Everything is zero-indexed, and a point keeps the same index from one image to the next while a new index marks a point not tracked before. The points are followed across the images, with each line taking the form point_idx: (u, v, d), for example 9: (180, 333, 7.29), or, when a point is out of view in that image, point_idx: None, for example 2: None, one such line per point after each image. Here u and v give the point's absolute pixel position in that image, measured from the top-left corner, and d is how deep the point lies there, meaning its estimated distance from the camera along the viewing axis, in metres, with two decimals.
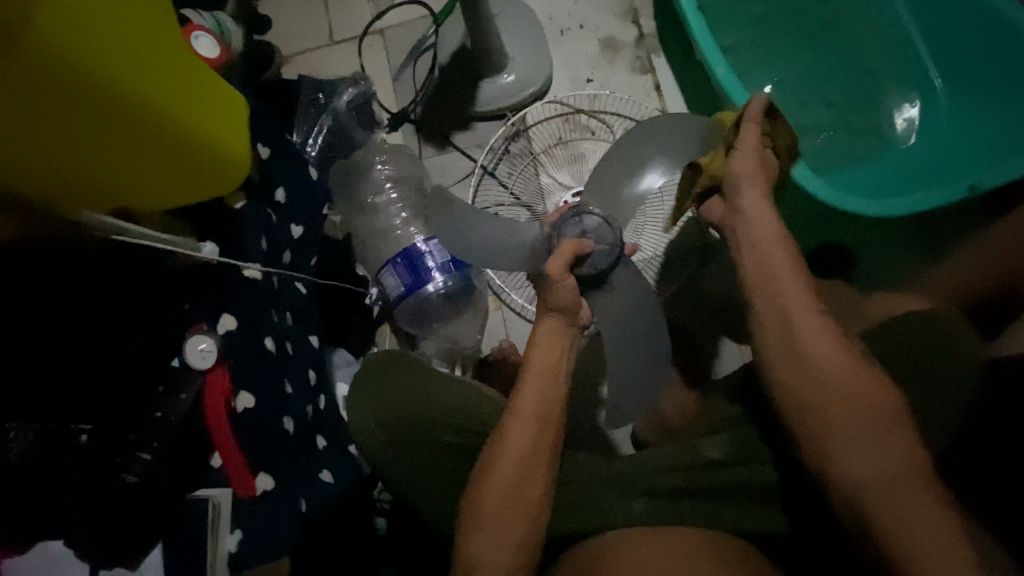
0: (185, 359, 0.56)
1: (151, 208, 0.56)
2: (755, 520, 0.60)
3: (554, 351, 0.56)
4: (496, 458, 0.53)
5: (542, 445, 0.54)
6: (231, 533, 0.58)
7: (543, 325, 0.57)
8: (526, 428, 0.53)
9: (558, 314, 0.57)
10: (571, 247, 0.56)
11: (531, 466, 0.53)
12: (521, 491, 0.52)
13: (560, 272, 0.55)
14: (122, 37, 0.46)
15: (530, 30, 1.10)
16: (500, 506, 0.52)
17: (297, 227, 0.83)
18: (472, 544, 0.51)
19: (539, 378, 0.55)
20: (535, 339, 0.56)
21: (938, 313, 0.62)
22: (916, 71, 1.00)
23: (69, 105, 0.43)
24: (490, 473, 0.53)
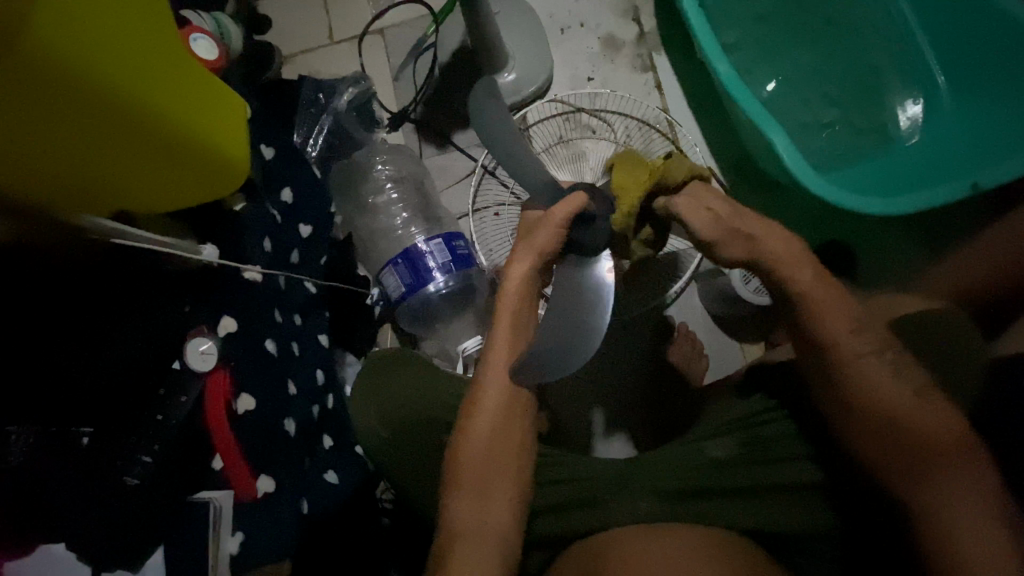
0: (186, 363, 0.56)
1: (150, 211, 0.56)
2: (760, 520, 0.59)
3: (521, 301, 0.58)
4: (474, 412, 0.56)
5: (515, 395, 0.56)
6: (232, 534, 0.57)
7: (517, 267, 0.58)
8: (499, 378, 0.57)
9: (537, 260, 0.58)
10: (580, 200, 0.58)
11: (509, 421, 0.56)
12: (499, 444, 0.55)
13: (559, 220, 0.57)
14: (120, 41, 0.46)
15: (531, 29, 1.10)
16: (480, 464, 0.54)
17: (304, 227, 0.83)
18: (456, 510, 0.53)
19: (508, 329, 0.57)
20: (507, 287, 0.58)
21: (939, 313, 0.62)
22: (919, 68, 0.99)
23: (68, 111, 0.43)
24: (468, 426, 0.55)
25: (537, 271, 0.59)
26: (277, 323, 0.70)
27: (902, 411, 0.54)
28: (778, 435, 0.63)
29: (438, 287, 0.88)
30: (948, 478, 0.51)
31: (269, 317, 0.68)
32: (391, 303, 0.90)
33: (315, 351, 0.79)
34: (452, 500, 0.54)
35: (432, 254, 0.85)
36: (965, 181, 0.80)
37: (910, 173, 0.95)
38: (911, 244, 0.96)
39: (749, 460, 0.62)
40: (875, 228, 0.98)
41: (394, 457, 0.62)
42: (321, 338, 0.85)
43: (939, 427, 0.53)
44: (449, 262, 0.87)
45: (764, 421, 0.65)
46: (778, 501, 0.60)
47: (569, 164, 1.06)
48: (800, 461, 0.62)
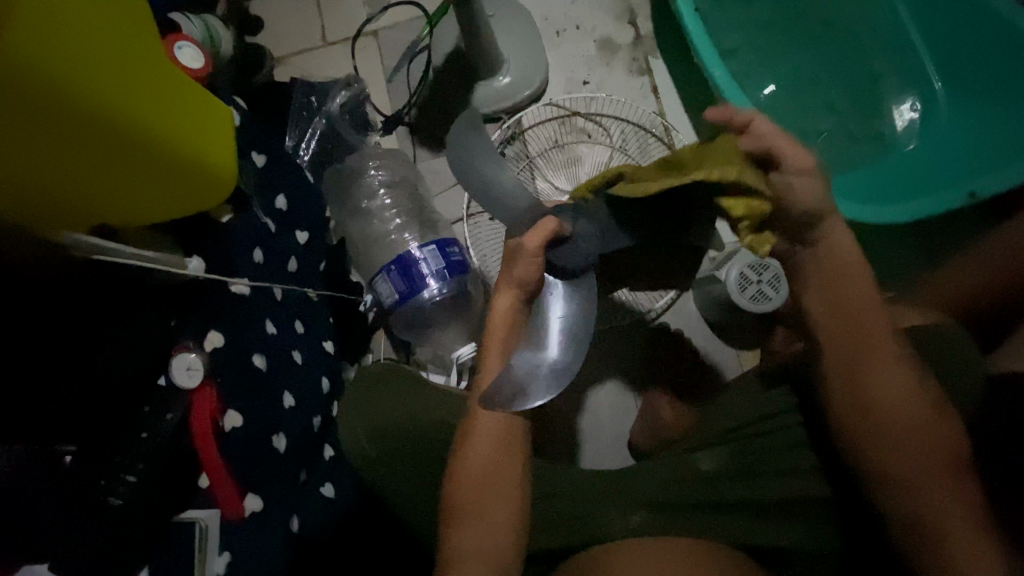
0: (172, 378, 0.54)
1: (134, 225, 0.55)
2: (756, 533, 0.58)
3: (507, 328, 0.57)
4: (467, 446, 0.55)
5: (506, 427, 0.55)
6: (220, 554, 0.56)
7: (500, 299, 0.58)
8: (488, 413, 0.55)
9: (519, 292, 0.58)
10: (552, 227, 0.57)
11: (501, 455, 0.55)
12: (495, 475, 0.54)
13: (534, 250, 0.57)
14: (99, 53, 0.45)
15: (526, 31, 1.09)
16: (478, 496, 0.53)
17: (300, 233, 0.82)
18: (459, 538, 0.52)
19: (497, 358, 0.57)
20: (492, 317, 0.58)
21: (938, 328, 0.61)
22: (915, 74, 1.00)
23: (43, 126, 0.42)
24: (463, 458, 0.55)
25: (523, 302, 0.58)
26: (269, 334, 0.69)
27: (896, 427, 0.53)
28: (780, 444, 0.62)
29: (433, 294, 0.86)
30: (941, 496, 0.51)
31: (258, 328, 0.66)
32: (385, 310, 0.89)
33: (315, 359, 0.79)
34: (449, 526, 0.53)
35: (427, 261, 0.84)
36: (962, 190, 0.80)
37: (905, 180, 0.95)
38: (908, 251, 0.96)
39: (746, 474, 0.61)
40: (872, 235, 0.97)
41: (385, 474, 0.61)
42: (326, 344, 0.84)
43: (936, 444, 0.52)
44: (444, 269, 0.86)
45: (770, 426, 0.63)
46: (778, 515, 0.59)
47: (565, 168, 1.05)
48: (808, 472, 0.61)
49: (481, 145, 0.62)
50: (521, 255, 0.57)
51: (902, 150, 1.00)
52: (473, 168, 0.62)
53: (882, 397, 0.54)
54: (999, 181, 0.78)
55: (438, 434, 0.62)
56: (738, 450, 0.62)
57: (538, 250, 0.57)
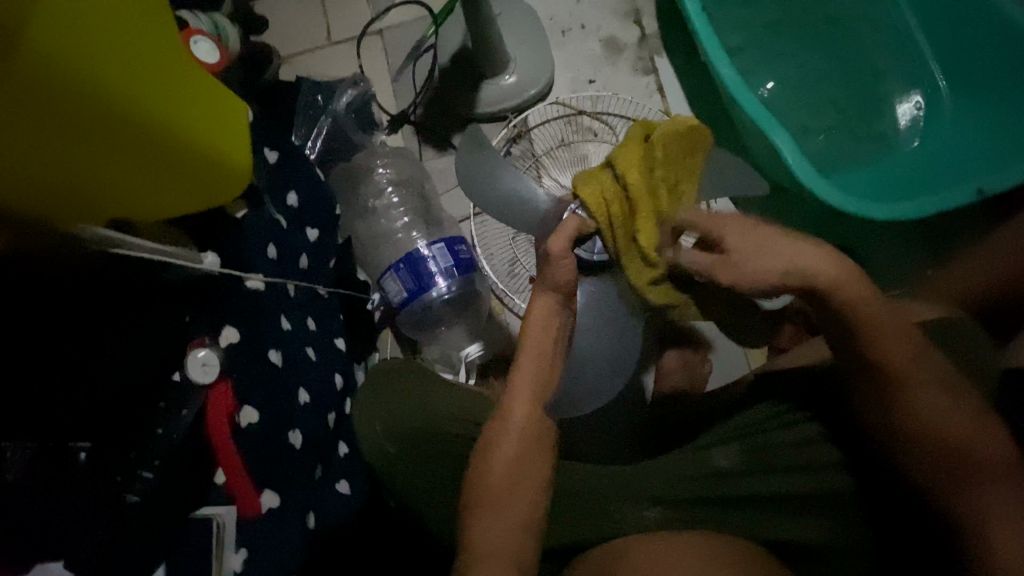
0: (186, 374, 0.54)
1: (146, 218, 0.54)
2: (782, 530, 0.57)
3: (544, 330, 0.58)
4: (495, 442, 0.54)
5: (541, 431, 0.56)
6: (236, 552, 0.56)
7: (537, 302, 0.59)
8: (524, 408, 0.56)
9: (555, 295, 0.59)
10: (574, 224, 0.59)
11: (530, 454, 0.54)
12: (521, 472, 0.53)
13: (560, 253, 0.57)
14: (115, 43, 0.44)
15: (532, 31, 1.09)
16: (502, 491, 0.52)
17: (313, 230, 0.81)
18: (477, 531, 0.51)
19: (532, 359, 0.57)
20: (529, 317, 0.59)
21: (955, 322, 0.61)
22: (919, 73, 1.00)
23: (58, 114, 0.41)
24: (489, 453, 0.54)
25: (559, 307, 0.60)
26: (284, 331, 0.68)
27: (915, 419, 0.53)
28: (797, 441, 0.62)
29: (440, 293, 0.86)
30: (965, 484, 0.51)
31: (272, 325, 0.66)
32: (393, 308, 0.89)
33: (332, 359, 0.79)
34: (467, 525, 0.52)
35: (435, 258, 0.84)
36: (971, 186, 0.80)
37: (912, 177, 0.95)
38: (915, 247, 0.97)
39: (765, 469, 0.60)
40: (880, 232, 0.98)
41: (399, 470, 0.61)
42: (337, 343, 0.82)
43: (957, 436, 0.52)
44: (452, 267, 0.86)
45: (784, 423, 0.64)
46: (800, 509, 0.58)
47: (572, 167, 1.06)
48: (829, 466, 0.60)
49: (480, 161, 0.69)
50: (549, 259, 0.58)
51: (906, 149, 1.00)
52: (474, 184, 0.70)
53: (901, 390, 0.54)
54: (1006, 177, 0.79)
55: (458, 430, 0.61)
56: (753, 446, 0.62)
57: (563, 250, 0.58)
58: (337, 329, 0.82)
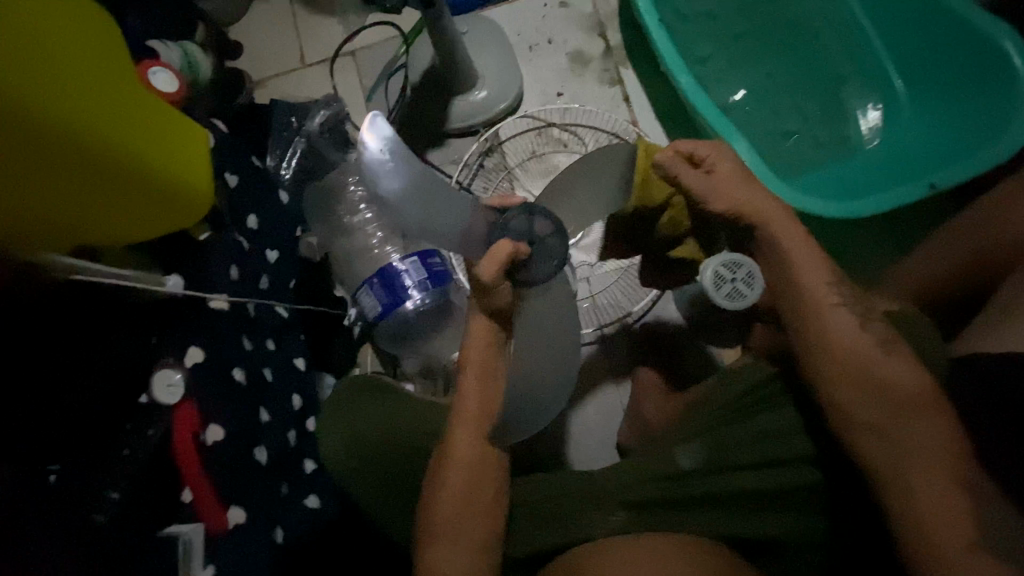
0: (152, 396, 0.55)
1: (114, 244, 0.56)
2: (732, 526, 0.59)
3: (485, 348, 0.56)
4: (445, 472, 0.54)
5: (486, 453, 0.55)
6: (204, 568, 0.56)
7: (474, 324, 0.56)
8: (471, 435, 0.55)
9: (495, 314, 0.56)
10: (508, 249, 0.53)
11: (482, 474, 0.55)
12: (472, 489, 0.54)
13: (487, 281, 0.53)
14: (69, 76, 0.46)
15: (500, 47, 1.12)
16: (453, 514, 0.53)
17: (272, 252, 0.82)
18: (432, 554, 0.52)
19: (478, 378, 0.55)
20: (469, 337, 0.56)
21: (904, 313, 0.62)
22: (876, 75, 1.03)
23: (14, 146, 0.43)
24: (443, 472, 0.54)
25: (499, 332, 0.56)
26: (247, 349, 0.69)
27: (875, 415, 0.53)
28: (749, 438, 0.62)
29: (416, 305, 0.87)
30: (896, 473, 0.51)
31: (236, 343, 0.67)
32: (370, 323, 0.90)
33: (296, 375, 0.81)
34: (428, 537, 0.53)
35: (409, 272, 0.86)
36: (923, 181, 0.82)
37: (871, 177, 0.97)
38: (880, 242, 0.99)
39: (724, 468, 0.61)
40: (842, 229, 1.00)
41: (366, 485, 0.62)
42: (298, 362, 0.83)
43: (930, 423, 0.51)
44: (426, 279, 0.87)
45: (750, 414, 0.64)
46: (757, 506, 0.60)
47: (543, 178, 1.08)
48: (792, 463, 0.61)
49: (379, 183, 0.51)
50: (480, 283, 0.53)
51: (866, 148, 1.03)
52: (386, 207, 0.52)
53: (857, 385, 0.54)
54: (956, 172, 0.81)
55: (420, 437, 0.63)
56: (715, 444, 0.62)
57: (494, 278, 0.53)
58: (297, 348, 0.84)
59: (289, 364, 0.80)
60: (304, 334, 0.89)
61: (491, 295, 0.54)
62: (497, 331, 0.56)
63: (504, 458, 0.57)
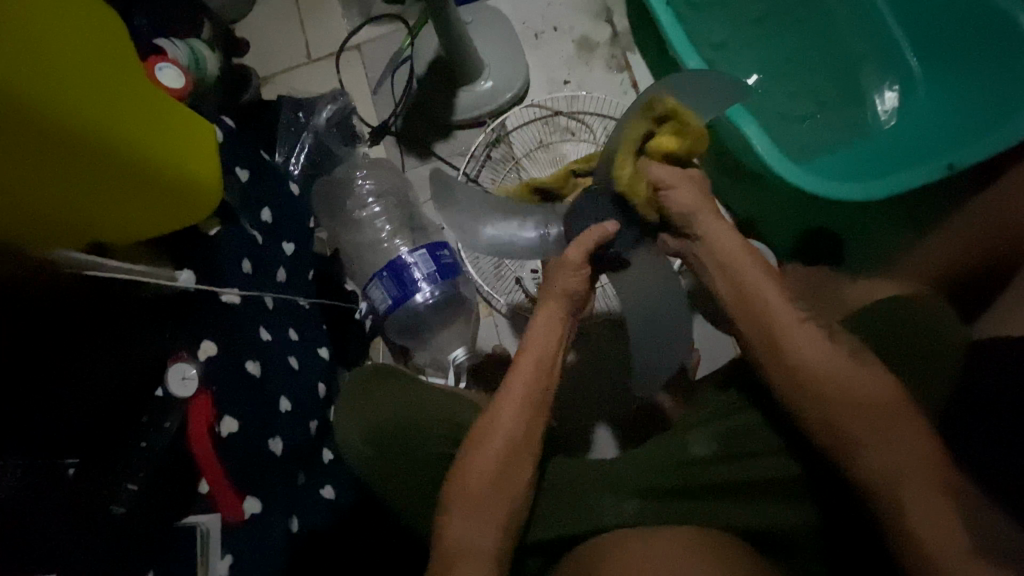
0: (168, 389, 0.56)
1: (123, 239, 0.56)
2: (743, 516, 0.58)
3: (550, 339, 0.59)
4: (483, 447, 0.54)
5: (528, 434, 0.56)
6: (221, 558, 0.57)
7: (541, 311, 0.60)
8: (512, 414, 0.56)
9: (562, 302, 0.60)
10: (603, 231, 0.61)
11: (517, 454, 0.55)
12: (503, 473, 0.54)
13: (577, 262, 0.60)
14: (60, 70, 0.46)
15: (504, 35, 1.11)
16: (482, 490, 0.53)
17: (287, 244, 0.83)
18: (450, 531, 0.52)
19: (534, 366, 0.57)
20: (533, 326, 0.59)
21: (923, 297, 0.60)
22: (893, 53, 1.00)
23: (11, 142, 0.42)
24: (476, 451, 0.55)
25: (564, 315, 0.61)
26: (263, 342, 0.70)
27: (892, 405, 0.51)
28: (760, 424, 0.61)
29: (425, 297, 0.87)
30: (905, 471, 0.49)
31: (251, 335, 0.67)
32: (381, 317, 0.89)
33: (318, 362, 0.83)
34: (448, 513, 0.53)
35: (418, 265, 0.85)
36: (940, 161, 0.80)
37: (884, 158, 0.95)
38: (894, 224, 0.97)
39: (739, 454, 0.60)
40: (860, 214, 0.98)
41: (381, 473, 0.63)
42: (321, 351, 0.85)
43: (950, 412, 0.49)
44: (435, 272, 0.86)
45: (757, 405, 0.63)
46: (768, 498, 0.59)
47: (551, 167, 1.07)
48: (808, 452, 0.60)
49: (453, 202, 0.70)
50: (565, 263, 0.60)
51: (879, 129, 1.00)
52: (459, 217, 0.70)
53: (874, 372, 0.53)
54: (975, 151, 0.79)
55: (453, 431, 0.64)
56: (731, 430, 0.61)
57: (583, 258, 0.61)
58: (317, 338, 0.85)
59: (309, 354, 0.81)
60: (323, 325, 0.91)
61: (583, 276, 0.60)
62: (563, 311, 0.61)
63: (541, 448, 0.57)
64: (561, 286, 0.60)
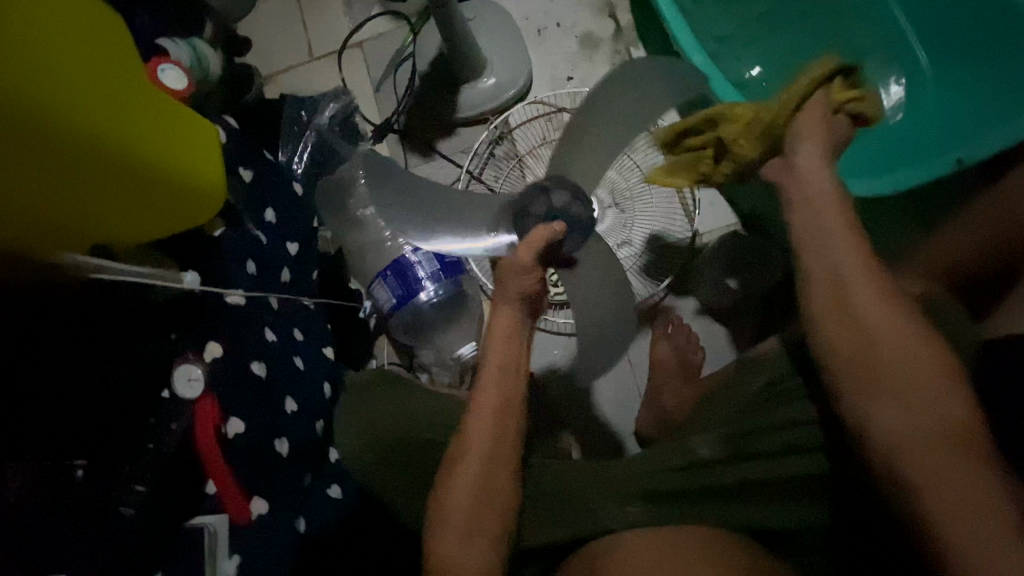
0: (174, 390, 0.56)
1: (126, 242, 0.56)
2: (750, 517, 0.58)
3: (511, 341, 0.58)
4: (462, 456, 0.54)
5: (502, 440, 0.55)
6: (230, 558, 0.57)
7: (499, 315, 0.59)
8: (487, 422, 0.55)
9: (518, 304, 0.59)
10: (554, 229, 0.62)
11: (495, 462, 0.54)
12: (485, 481, 0.53)
13: (528, 264, 0.60)
14: (55, 72, 0.45)
15: (507, 32, 1.10)
16: (465, 499, 0.52)
17: (291, 244, 0.83)
18: (439, 546, 0.51)
19: (496, 370, 0.57)
20: (492, 329, 0.59)
21: (929, 297, 0.60)
22: (901, 49, 1.00)
23: (13, 147, 0.42)
24: (459, 460, 0.54)
25: (521, 316, 0.60)
26: (268, 342, 0.70)
27: None
28: (768, 426, 0.61)
29: (428, 296, 0.88)
30: None
31: (256, 337, 0.67)
32: (385, 315, 0.90)
33: (324, 363, 0.83)
34: (433, 525, 0.52)
35: (422, 264, 0.85)
36: (948, 157, 0.79)
37: (892, 154, 0.94)
38: (900, 220, 0.96)
39: (744, 454, 0.60)
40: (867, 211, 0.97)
41: (386, 473, 0.63)
42: (326, 350, 0.85)
43: None
44: (439, 271, 0.86)
45: (768, 407, 0.63)
46: (773, 496, 0.59)
47: None
48: (815, 451, 0.60)
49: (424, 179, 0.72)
50: (515, 266, 0.60)
51: (887, 124, 1.00)
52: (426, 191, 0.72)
53: None
54: (981, 147, 0.78)
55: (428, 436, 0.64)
56: (740, 433, 0.62)
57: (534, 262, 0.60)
58: (323, 338, 0.85)
59: (316, 354, 0.82)
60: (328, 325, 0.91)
61: (539, 277, 0.60)
62: (523, 312, 0.60)
63: (518, 454, 0.56)
64: (513, 289, 0.59)
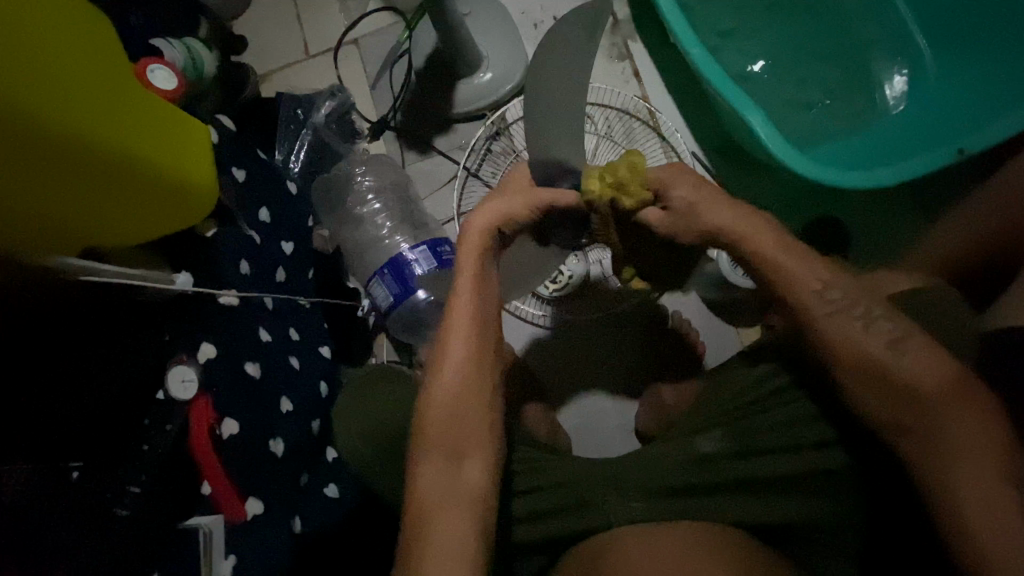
0: (168, 392, 0.56)
1: (117, 243, 0.55)
2: (752, 513, 0.57)
3: (482, 256, 0.55)
4: (436, 378, 0.51)
5: (480, 366, 0.52)
6: (225, 558, 0.58)
7: (473, 226, 0.56)
8: (462, 341, 0.52)
9: (498, 221, 0.56)
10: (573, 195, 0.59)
11: (472, 388, 0.51)
12: (460, 405, 0.50)
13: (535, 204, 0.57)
14: (41, 72, 0.45)
15: (503, 26, 1.09)
16: (443, 425, 0.49)
17: (287, 243, 0.82)
18: (422, 473, 0.48)
19: (470, 286, 0.53)
20: (464, 239, 0.55)
21: (931, 288, 0.59)
22: (904, 36, 0.98)
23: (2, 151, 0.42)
24: (433, 383, 0.51)
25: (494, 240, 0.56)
26: (263, 342, 0.70)
27: (913, 400, 0.50)
28: (766, 421, 0.61)
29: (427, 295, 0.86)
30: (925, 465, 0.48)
31: (250, 337, 0.67)
32: (382, 313, 0.90)
33: (321, 362, 0.83)
34: (417, 456, 0.49)
35: (419, 262, 0.85)
36: (951, 146, 0.78)
37: (894, 144, 0.93)
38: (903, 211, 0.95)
39: (746, 451, 0.60)
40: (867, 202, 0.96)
41: (382, 470, 0.63)
42: (323, 350, 0.85)
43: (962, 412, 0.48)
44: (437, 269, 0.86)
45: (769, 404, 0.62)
46: (774, 493, 0.58)
47: None
48: (818, 447, 0.59)
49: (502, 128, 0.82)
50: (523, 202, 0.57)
51: (890, 114, 0.98)
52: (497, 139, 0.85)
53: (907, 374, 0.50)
54: (986, 136, 0.77)
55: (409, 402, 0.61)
56: (739, 428, 0.62)
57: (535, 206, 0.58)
58: (320, 337, 0.86)
59: (312, 354, 0.82)
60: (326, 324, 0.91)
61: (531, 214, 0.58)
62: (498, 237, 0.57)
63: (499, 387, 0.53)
64: (503, 210, 0.57)
